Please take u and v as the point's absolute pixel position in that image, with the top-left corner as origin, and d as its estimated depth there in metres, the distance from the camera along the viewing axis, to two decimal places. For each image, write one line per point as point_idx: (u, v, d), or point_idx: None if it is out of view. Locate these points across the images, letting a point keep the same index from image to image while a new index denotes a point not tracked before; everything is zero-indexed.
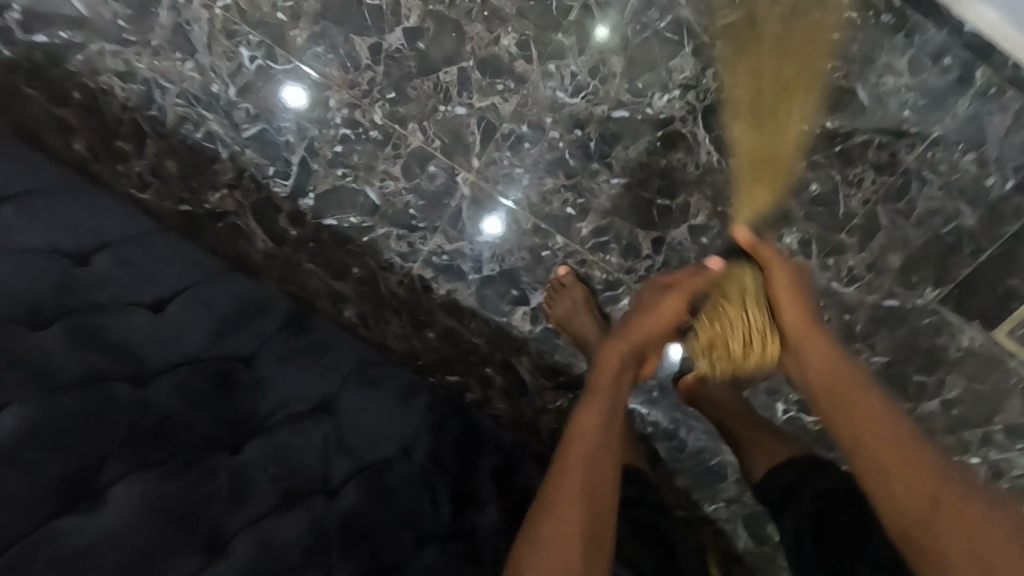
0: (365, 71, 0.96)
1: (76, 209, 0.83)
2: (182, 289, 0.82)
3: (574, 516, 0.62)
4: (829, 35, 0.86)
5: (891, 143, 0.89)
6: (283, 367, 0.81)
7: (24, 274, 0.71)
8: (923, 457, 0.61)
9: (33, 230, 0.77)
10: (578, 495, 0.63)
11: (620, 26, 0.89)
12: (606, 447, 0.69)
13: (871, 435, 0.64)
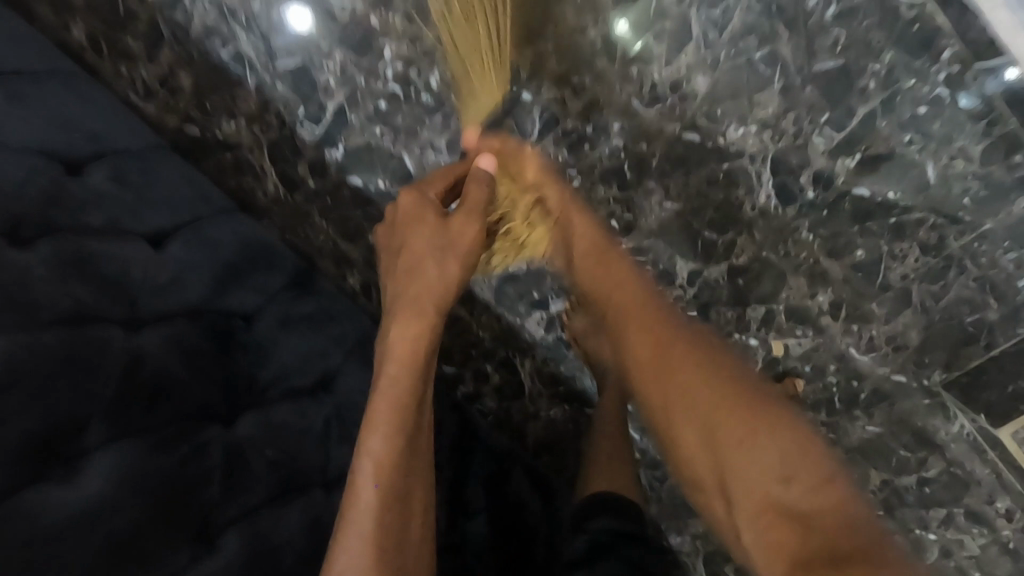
0: (433, 27, 0.86)
1: (71, 99, 0.72)
2: (180, 224, 0.72)
3: (376, 501, 0.57)
4: (915, 108, 0.83)
5: (942, 226, 0.89)
6: (285, 332, 0.72)
7: (10, 170, 0.59)
8: (721, 410, 0.62)
9: (22, 123, 0.64)
10: (378, 491, 0.57)
11: (715, 45, 0.83)
12: (400, 457, 0.59)
13: (642, 354, 0.68)
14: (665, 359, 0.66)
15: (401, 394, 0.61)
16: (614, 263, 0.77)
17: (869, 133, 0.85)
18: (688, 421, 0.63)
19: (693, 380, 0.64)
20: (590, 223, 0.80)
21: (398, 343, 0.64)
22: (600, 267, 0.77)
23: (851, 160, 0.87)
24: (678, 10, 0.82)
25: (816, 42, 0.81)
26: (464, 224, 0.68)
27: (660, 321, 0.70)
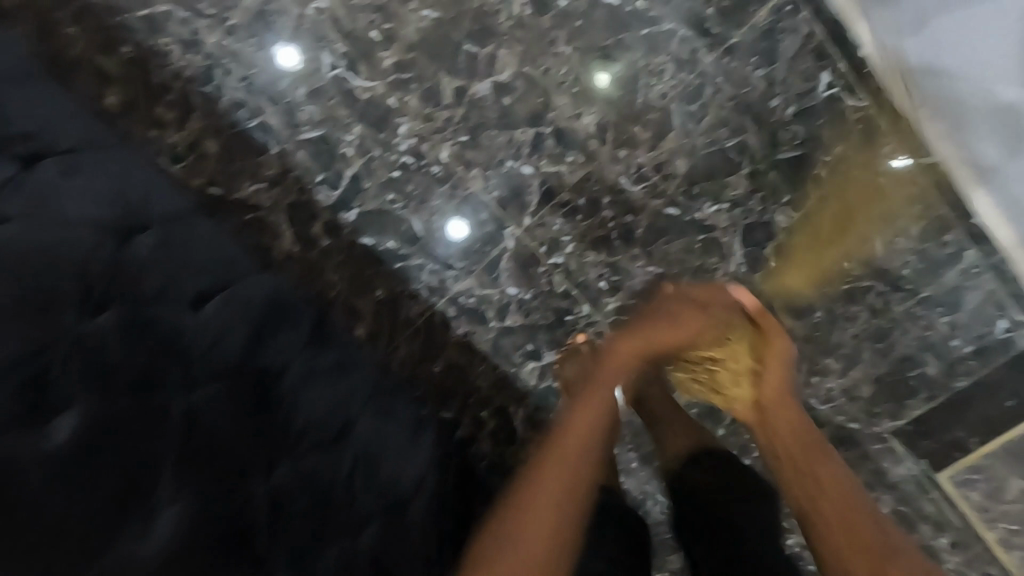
0: (445, 109, 0.95)
1: (115, 171, 0.78)
2: (218, 283, 0.78)
3: (557, 493, 0.66)
4: (862, 193, 0.96)
5: (887, 293, 1.01)
6: (310, 382, 0.79)
7: (75, 245, 0.66)
8: (865, 535, 0.67)
9: (87, 194, 0.72)
10: (557, 493, 0.65)
11: (692, 134, 0.95)
12: (581, 473, 0.68)
13: (816, 469, 0.74)
14: (824, 474, 0.73)
15: (585, 424, 0.73)
16: (788, 405, 0.81)
17: (823, 214, 0.98)
18: (830, 518, 0.69)
19: (840, 499, 0.70)
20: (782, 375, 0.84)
21: (608, 365, 0.81)
22: (770, 393, 0.83)
23: (808, 235, 0.99)
24: (662, 103, 0.94)
25: (779, 135, 0.94)
26: (688, 314, 0.84)
27: (805, 438, 0.78)
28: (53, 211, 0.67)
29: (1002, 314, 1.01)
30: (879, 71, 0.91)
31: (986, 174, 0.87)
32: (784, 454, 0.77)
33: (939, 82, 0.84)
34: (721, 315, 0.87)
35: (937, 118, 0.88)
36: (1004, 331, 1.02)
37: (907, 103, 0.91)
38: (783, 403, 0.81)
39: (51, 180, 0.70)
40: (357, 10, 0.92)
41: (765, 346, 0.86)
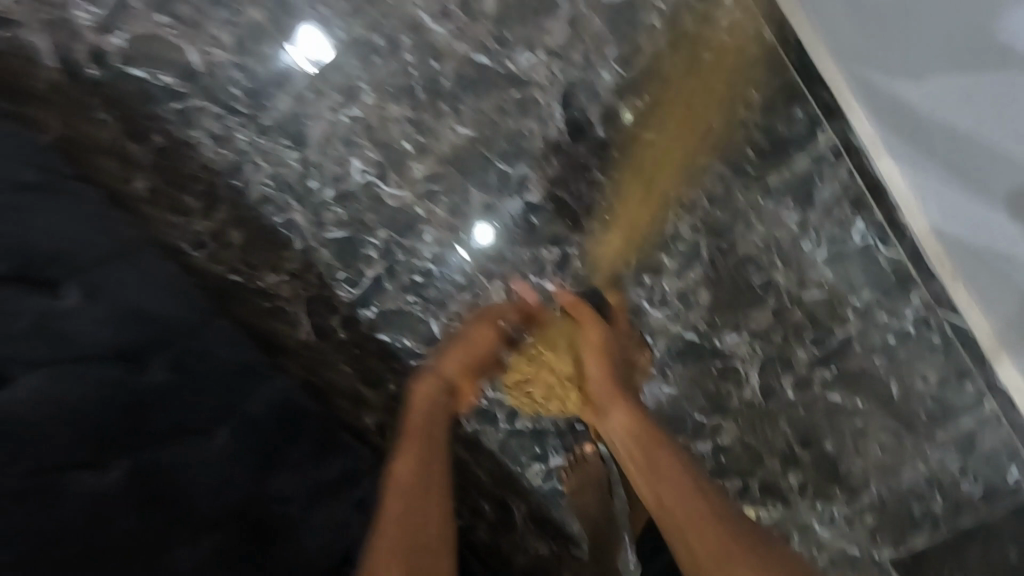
0: (473, 222, 0.94)
1: (131, 278, 0.78)
2: (214, 397, 0.76)
3: (408, 484, 0.63)
4: (886, 336, 0.95)
5: (900, 431, 0.99)
6: (313, 509, 0.77)
7: (74, 388, 0.65)
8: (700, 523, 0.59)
9: (89, 324, 0.70)
10: (416, 463, 0.65)
11: (719, 267, 0.94)
12: (433, 479, 0.64)
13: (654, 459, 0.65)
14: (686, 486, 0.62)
15: (429, 404, 0.73)
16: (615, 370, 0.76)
17: (843, 353, 0.97)
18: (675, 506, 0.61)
19: (677, 500, 0.61)
20: (597, 358, 0.76)
21: (473, 327, 0.83)
22: (598, 363, 0.76)
23: (827, 371, 0.98)
24: (691, 236, 0.92)
25: (807, 274, 0.93)
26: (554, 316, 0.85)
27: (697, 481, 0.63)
28: (55, 339, 0.67)
29: (1013, 461, 0.95)
30: (901, 205, 0.86)
31: (985, 261, 0.80)
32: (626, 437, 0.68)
33: (954, 159, 0.75)
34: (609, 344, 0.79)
35: (943, 189, 0.79)
36: (1014, 478, 0.96)
37: (928, 240, 0.86)
38: (610, 388, 0.73)
39: (61, 307, 0.69)
40: (391, 121, 0.89)
41: (575, 328, 0.81)
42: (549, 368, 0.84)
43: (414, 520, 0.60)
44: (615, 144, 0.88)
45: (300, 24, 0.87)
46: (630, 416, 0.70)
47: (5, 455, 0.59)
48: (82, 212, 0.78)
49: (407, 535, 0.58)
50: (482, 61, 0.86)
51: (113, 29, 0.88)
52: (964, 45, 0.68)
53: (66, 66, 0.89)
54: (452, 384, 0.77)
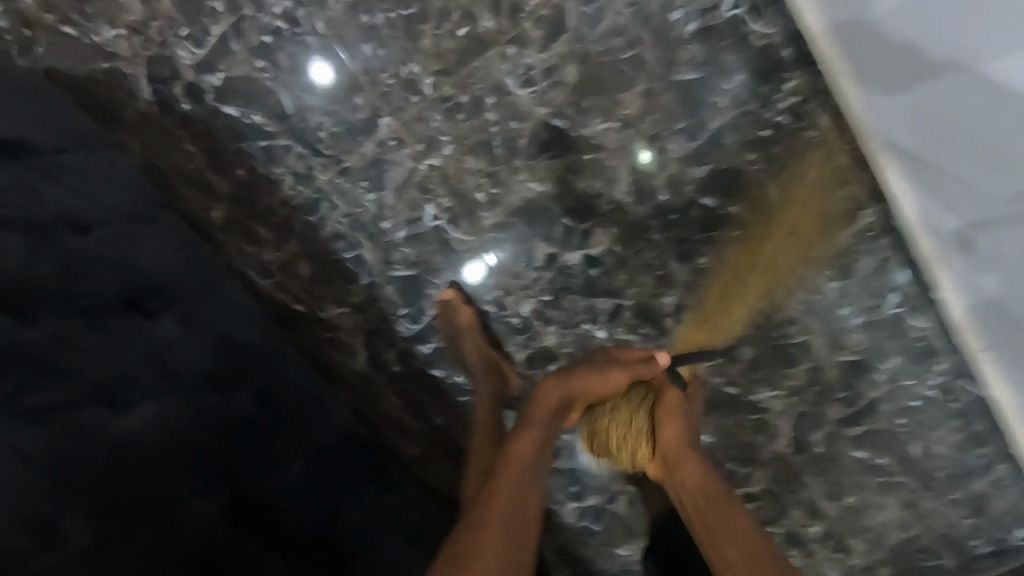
0: (535, 270, 0.98)
1: (220, 310, 0.80)
2: (292, 429, 0.78)
3: (518, 468, 0.72)
4: (910, 399, 1.02)
5: (918, 489, 1.05)
6: (389, 532, 0.77)
7: (177, 414, 0.68)
8: (764, 557, 0.70)
9: (188, 351, 0.73)
10: (532, 454, 0.75)
11: (762, 326, 1.00)
12: (534, 472, 0.74)
13: (730, 527, 0.73)
14: (753, 556, 0.70)
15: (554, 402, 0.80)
16: (690, 461, 0.80)
17: (870, 413, 1.03)
18: (748, 559, 0.70)
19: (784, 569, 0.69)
20: (684, 447, 0.81)
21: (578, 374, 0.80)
22: (679, 459, 0.81)
23: (855, 430, 1.04)
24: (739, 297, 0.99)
25: (842, 339, 1.00)
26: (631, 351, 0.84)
27: (768, 552, 0.71)
28: (161, 368, 0.70)
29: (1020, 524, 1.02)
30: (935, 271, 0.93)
31: (977, 271, 0.86)
32: (695, 506, 0.77)
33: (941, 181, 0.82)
34: (682, 413, 0.83)
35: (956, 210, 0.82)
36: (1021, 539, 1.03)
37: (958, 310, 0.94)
38: (684, 446, 0.81)
39: (164, 335, 0.72)
40: (468, 173, 0.95)
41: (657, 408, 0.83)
42: (625, 456, 0.87)
43: (517, 501, 0.69)
44: (674, 208, 0.95)
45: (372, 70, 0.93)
46: (720, 499, 0.77)
47: (128, 467, 0.62)
48: (175, 243, 0.81)
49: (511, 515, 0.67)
50: (558, 125, 0.92)
51: (210, 69, 0.93)
52: (896, 74, 0.78)
53: (160, 101, 0.94)
54: (568, 404, 0.81)
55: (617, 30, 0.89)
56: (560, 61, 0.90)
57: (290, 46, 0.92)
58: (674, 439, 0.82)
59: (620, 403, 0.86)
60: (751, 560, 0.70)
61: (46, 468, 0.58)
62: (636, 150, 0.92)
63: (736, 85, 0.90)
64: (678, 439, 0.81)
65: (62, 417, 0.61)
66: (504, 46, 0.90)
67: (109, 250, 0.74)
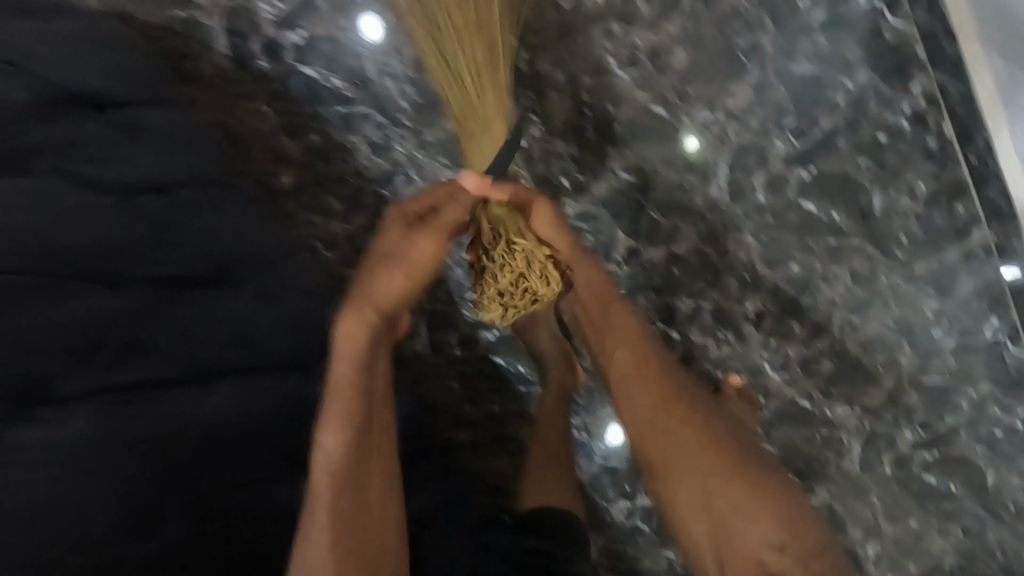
0: (615, 265, 0.92)
1: (303, 283, 0.73)
2: None
3: (342, 441, 0.60)
4: (994, 428, 0.95)
5: (987, 518, 0.96)
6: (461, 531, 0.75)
7: (262, 400, 0.62)
8: (666, 400, 0.71)
9: (273, 329, 0.66)
10: (344, 438, 0.60)
11: (847, 340, 0.94)
12: (362, 460, 0.61)
13: (620, 360, 0.73)
14: (654, 388, 0.72)
15: (352, 352, 0.63)
16: (602, 296, 0.76)
17: (947, 438, 0.96)
18: (644, 405, 0.71)
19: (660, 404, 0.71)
20: (594, 277, 0.76)
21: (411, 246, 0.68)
22: (591, 311, 0.76)
23: (928, 454, 0.97)
24: (826, 309, 0.93)
25: (930, 359, 0.94)
26: (451, 210, 0.70)
27: (665, 379, 0.72)
28: (243, 345, 0.64)
29: None
30: None
31: None
32: (621, 368, 0.73)
33: None
34: (568, 244, 0.75)
35: None
36: None
37: None
38: (605, 298, 0.76)
39: (243, 310, 0.65)
40: (554, 156, 0.89)
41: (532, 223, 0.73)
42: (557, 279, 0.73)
43: (355, 507, 0.59)
44: (772, 210, 0.90)
45: None
46: (662, 396, 0.71)
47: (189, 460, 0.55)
48: (252, 207, 0.73)
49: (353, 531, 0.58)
50: (659, 113, 0.88)
51: (294, 26, 0.89)
52: None
53: (238, 57, 0.90)
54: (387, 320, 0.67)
55: (736, 15, 0.86)
56: (672, 43, 0.87)
57: (387, 10, 0.90)
58: (552, 239, 0.74)
59: (496, 224, 0.71)
60: (657, 409, 0.71)
61: (114, 449, 0.52)
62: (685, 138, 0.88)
63: (859, 83, 0.85)
64: (580, 266, 0.76)
65: (141, 398, 0.55)
66: (610, 21, 0.86)
67: (189, 210, 0.66)
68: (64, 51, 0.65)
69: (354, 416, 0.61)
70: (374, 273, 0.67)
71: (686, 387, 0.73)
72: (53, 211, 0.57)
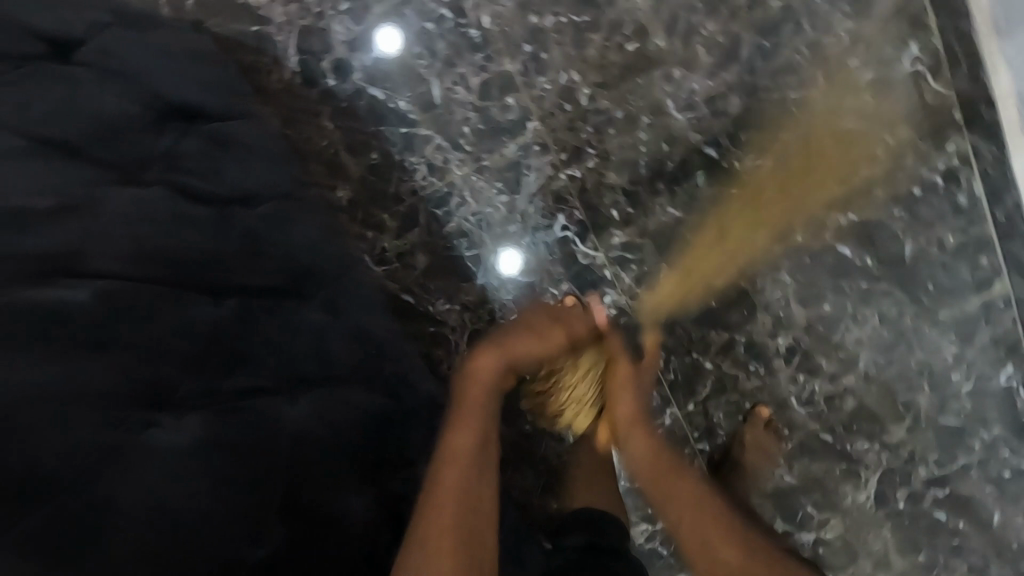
0: (656, 295, 0.95)
1: (364, 299, 0.74)
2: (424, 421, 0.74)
3: (466, 444, 0.66)
4: (1006, 471, 0.94)
5: (1004, 565, 0.94)
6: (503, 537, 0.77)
7: (337, 410, 0.63)
8: (678, 479, 0.72)
9: (340, 342, 0.67)
10: (472, 439, 0.67)
11: (871, 379, 0.97)
12: (481, 465, 0.66)
13: (653, 457, 0.75)
14: (669, 463, 0.74)
15: (485, 371, 0.74)
16: (635, 414, 0.81)
17: (961, 477, 0.95)
18: (670, 482, 0.72)
19: (691, 493, 0.70)
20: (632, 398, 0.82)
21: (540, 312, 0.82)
22: (624, 413, 0.81)
23: (940, 491, 0.96)
24: (853, 347, 0.96)
25: (947, 401, 0.96)
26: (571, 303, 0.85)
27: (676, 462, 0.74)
28: (313, 355, 0.64)
29: None
30: None
31: None
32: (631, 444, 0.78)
33: None
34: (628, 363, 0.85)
35: None
36: None
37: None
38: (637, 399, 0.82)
39: (315, 322, 0.66)
40: (606, 188, 0.95)
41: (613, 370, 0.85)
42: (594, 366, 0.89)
43: (471, 497, 0.63)
44: (808, 251, 0.94)
45: (537, 77, 0.94)
46: (675, 471, 0.73)
47: (274, 464, 0.56)
48: (318, 219, 0.75)
49: (461, 521, 0.60)
50: (710, 153, 0.93)
51: (364, 50, 0.94)
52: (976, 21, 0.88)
53: (306, 74, 0.94)
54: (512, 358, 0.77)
55: (790, 69, 0.92)
56: (728, 90, 0.93)
57: (457, 40, 0.94)
58: (625, 395, 0.82)
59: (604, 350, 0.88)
60: (664, 471, 0.73)
61: (214, 452, 0.53)
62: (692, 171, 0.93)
63: (899, 139, 0.91)
64: (628, 392, 0.82)
65: (242, 408, 0.57)
66: (672, 67, 0.93)
67: (265, 222, 0.68)
68: (160, 66, 0.70)
69: (482, 426, 0.68)
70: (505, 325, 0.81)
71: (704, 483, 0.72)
72: (151, 218, 0.59)
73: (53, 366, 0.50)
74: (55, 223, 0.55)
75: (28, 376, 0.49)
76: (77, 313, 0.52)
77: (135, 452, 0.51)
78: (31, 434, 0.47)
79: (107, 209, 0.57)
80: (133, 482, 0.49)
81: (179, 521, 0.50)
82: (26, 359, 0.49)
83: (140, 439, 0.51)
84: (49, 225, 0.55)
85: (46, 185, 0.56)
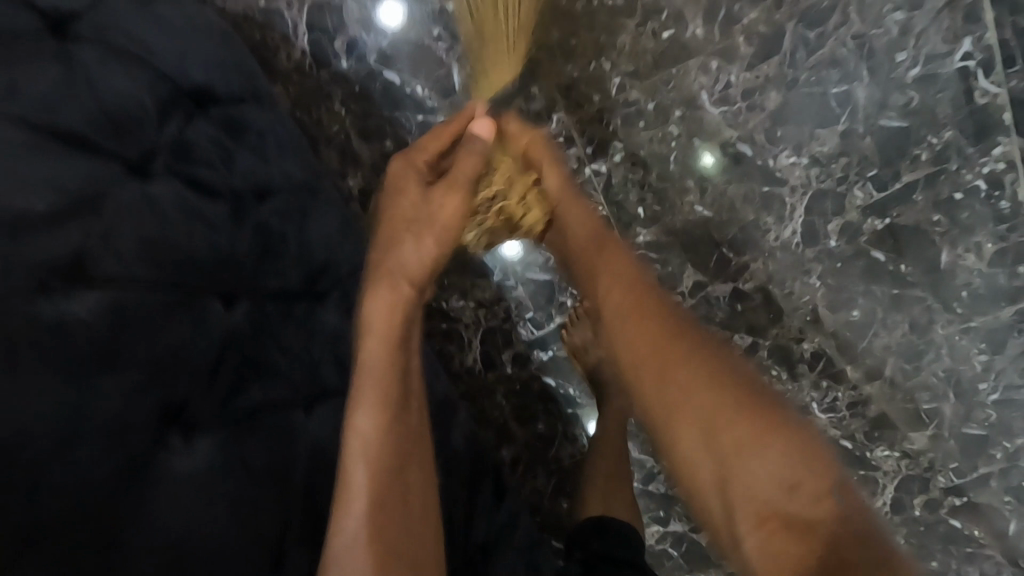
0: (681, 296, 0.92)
1: None
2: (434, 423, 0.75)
3: (377, 420, 0.58)
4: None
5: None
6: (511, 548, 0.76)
7: (351, 416, 0.64)
8: (685, 383, 0.55)
9: (357, 347, 0.69)
10: (379, 409, 0.59)
11: (897, 387, 0.92)
12: (399, 433, 0.59)
13: (636, 345, 0.59)
14: (695, 385, 0.54)
15: (387, 315, 0.63)
16: (612, 263, 0.66)
17: (978, 485, 0.92)
18: (682, 393, 0.55)
19: (703, 404, 0.54)
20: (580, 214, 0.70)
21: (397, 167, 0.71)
22: (594, 261, 0.67)
23: (957, 499, 0.92)
24: (880, 354, 0.92)
25: (973, 411, 0.91)
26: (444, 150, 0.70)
27: (671, 340, 0.58)
28: (330, 360, 0.66)
29: None
30: None
31: None
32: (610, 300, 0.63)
33: None
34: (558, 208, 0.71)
35: None
36: None
37: None
38: (606, 262, 0.66)
39: (332, 328, 0.67)
40: (632, 185, 0.91)
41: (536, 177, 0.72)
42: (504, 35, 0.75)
43: (394, 478, 0.58)
44: (840, 255, 0.90)
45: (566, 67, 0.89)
46: (671, 356, 0.57)
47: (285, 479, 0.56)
48: (337, 215, 0.75)
49: (385, 504, 0.56)
50: (744, 151, 0.90)
51: (382, 31, 0.88)
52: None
53: (316, 55, 0.88)
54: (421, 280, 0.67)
55: (834, 62, 0.87)
56: (766, 83, 0.88)
57: None
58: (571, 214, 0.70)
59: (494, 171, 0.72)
60: (694, 409, 0.54)
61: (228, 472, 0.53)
62: (700, 156, 0.90)
63: (943, 140, 0.86)
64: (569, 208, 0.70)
65: (253, 424, 0.56)
66: (709, 57, 0.88)
67: (283, 220, 0.67)
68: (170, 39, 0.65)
69: (386, 395, 0.59)
70: (400, 238, 0.67)
71: (734, 372, 0.56)
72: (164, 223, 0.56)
73: (59, 390, 0.46)
74: (60, 227, 0.50)
75: (33, 406, 0.45)
76: (81, 332, 0.48)
77: (152, 479, 0.49)
78: (39, 464, 0.44)
79: (115, 214, 0.53)
80: (146, 512, 0.48)
81: (191, 549, 0.48)
82: (27, 384, 0.45)
83: (153, 464, 0.50)
84: (52, 230, 0.50)
85: (46, 179, 0.51)
